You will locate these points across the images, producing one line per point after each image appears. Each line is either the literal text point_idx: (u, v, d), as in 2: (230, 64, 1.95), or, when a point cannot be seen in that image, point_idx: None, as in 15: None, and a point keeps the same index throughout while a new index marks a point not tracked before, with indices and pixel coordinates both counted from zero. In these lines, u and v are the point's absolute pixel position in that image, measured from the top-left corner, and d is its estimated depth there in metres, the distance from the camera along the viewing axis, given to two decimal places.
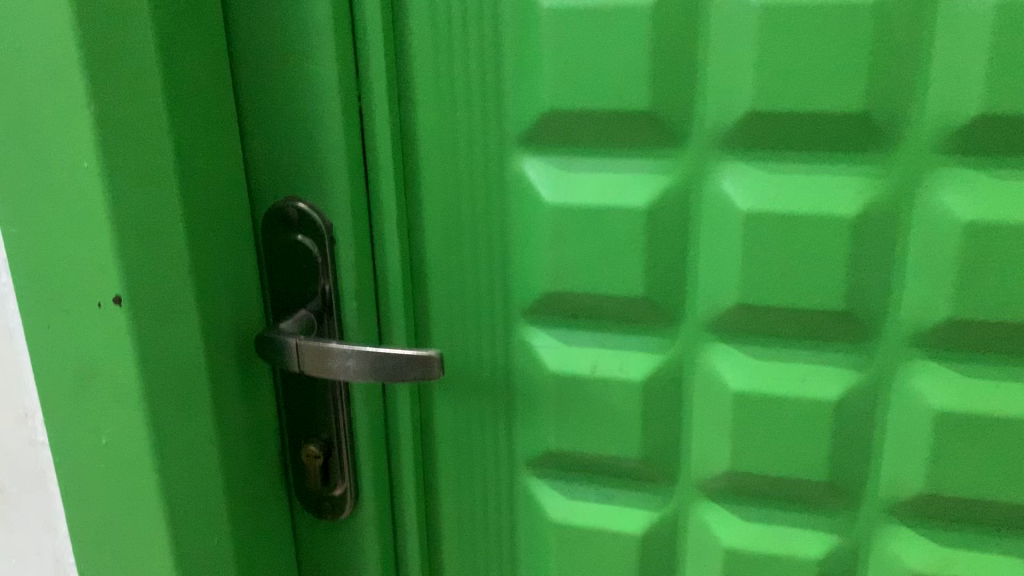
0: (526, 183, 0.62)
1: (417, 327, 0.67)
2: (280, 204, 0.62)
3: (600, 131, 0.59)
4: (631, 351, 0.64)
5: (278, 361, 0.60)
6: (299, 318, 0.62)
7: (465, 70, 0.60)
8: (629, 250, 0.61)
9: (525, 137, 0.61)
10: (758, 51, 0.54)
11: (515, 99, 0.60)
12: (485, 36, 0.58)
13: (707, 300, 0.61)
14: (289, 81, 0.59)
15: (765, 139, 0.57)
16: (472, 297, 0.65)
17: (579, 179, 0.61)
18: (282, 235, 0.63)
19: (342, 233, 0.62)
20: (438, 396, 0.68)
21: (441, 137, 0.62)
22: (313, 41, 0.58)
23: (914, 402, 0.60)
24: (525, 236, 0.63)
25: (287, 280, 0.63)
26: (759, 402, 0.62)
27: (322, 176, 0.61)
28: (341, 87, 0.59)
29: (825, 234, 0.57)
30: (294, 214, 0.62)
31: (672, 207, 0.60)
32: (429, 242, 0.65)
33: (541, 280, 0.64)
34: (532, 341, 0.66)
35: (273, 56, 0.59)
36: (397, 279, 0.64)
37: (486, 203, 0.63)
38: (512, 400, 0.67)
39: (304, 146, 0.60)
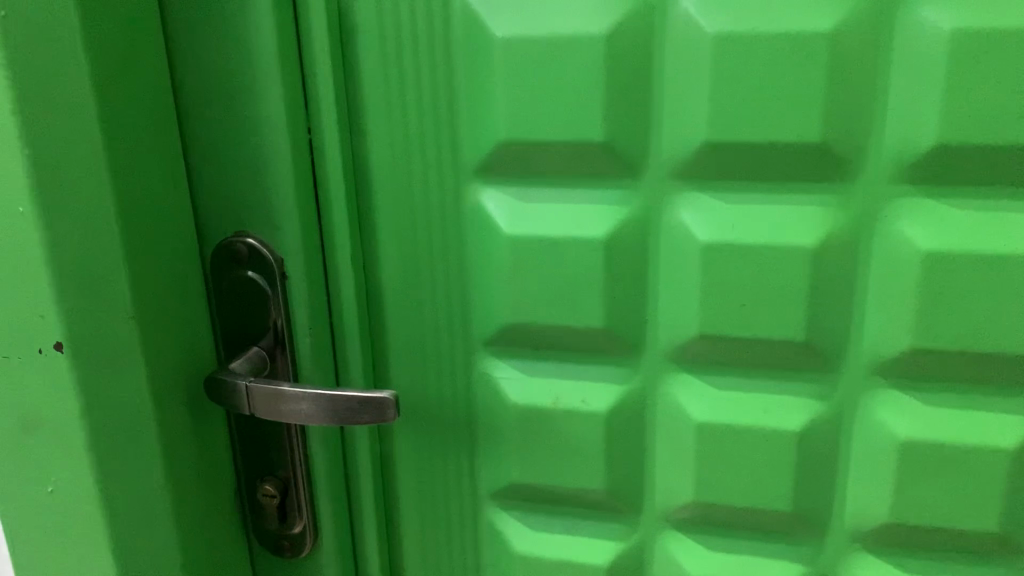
0: (483, 215, 0.60)
1: (375, 361, 0.66)
2: (229, 238, 0.60)
3: (557, 162, 0.58)
4: (593, 383, 0.63)
5: (229, 404, 0.58)
6: (251, 357, 0.60)
7: (418, 102, 0.58)
8: (589, 282, 0.60)
9: (481, 169, 0.59)
10: (714, 83, 0.54)
11: (469, 130, 0.58)
12: (437, 67, 0.57)
13: (669, 331, 0.60)
14: (236, 114, 0.57)
15: (724, 169, 0.56)
16: (431, 330, 0.64)
17: (537, 211, 0.60)
18: (232, 270, 0.61)
19: (295, 268, 0.60)
20: (399, 430, 0.67)
21: (395, 169, 0.60)
22: (260, 74, 0.56)
23: (877, 432, 0.59)
24: (483, 268, 0.62)
25: (238, 317, 0.62)
26: (723, 433, 0.62)
27: (273, 210, 0.59)
28: (291, 120, 0.57)
29: (787, 265, 0.56)
30: (243, 250, 0.60)
31: (632, 239, 0.59)
32: (386, 275, 0.63)
33: (500, 312, 0.63)
34: (492, 374, 0.64)
35: (218, 89, 0.57)
36: (353, 313, 0.63)
37: (442, 235, 0.61)
38: (474, 433, 0.66)
39: (253, 181, 0.59)
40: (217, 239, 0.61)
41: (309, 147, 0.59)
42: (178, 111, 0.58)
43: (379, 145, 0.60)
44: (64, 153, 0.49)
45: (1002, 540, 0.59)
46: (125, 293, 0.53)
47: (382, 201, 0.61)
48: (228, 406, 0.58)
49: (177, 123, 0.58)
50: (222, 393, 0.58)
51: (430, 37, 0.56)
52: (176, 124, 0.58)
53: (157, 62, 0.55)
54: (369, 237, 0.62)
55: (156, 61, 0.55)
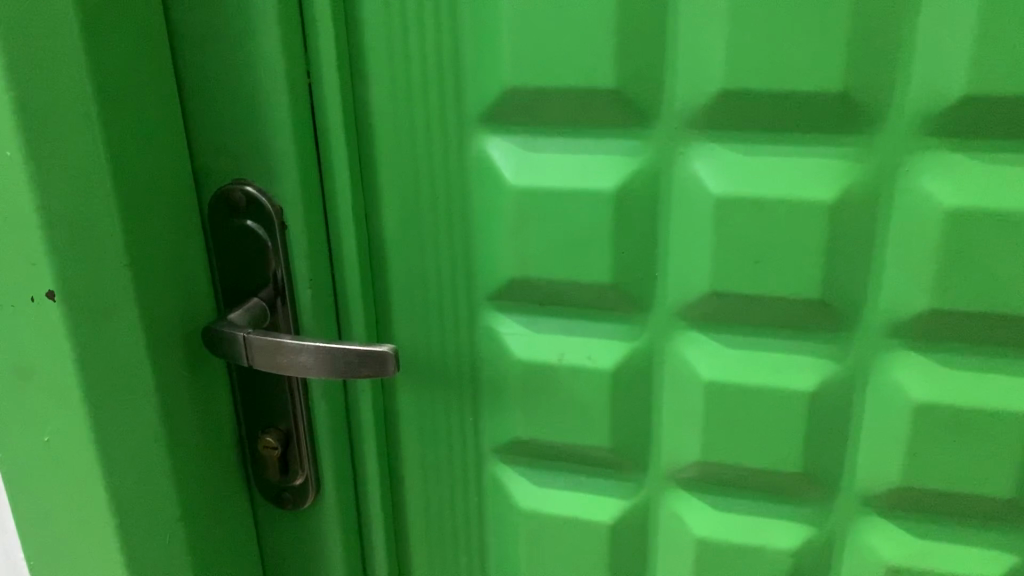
0: (488, 165, 0.58)
1: (378, 312, 0.65)
2: (228, 185, 0.59)
3: (565, 109, 0.56)
4: (600, 339, 0.62)
5: (227, 353, 0.57)
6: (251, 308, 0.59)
7: (421, 44, 0.56)
8: (597, 236, 0.58)
9: (486, 116, 0.57)
10: (730, 28, 0.51)
11: (474, 74, 0.56)
12: (441, 7, 0.55)
13: (678, 286, 0.59)
14: (232, 55, 0.55)
15: (739, 119, 0.53)
16: (434, 282, 0.63)
17: (544, 161, 0.57)
18: (231, 218, 0.59)
19: (295, 217, 0.59)
20: (402, 383, 0.66)
21: (398, 115, 0.58)
22: (256, 13, 0.54)
23: (891, 394, 0.58)
24: (487, 219, 0.60)
25: (237, 268, 0.60)
26: (731, 393, 0.60)
27: (271, 158, 0.57)
28: (289, 62, 0.55)
29: (802, 221, 0.54)
30: (241, 198, 0.58)
31: (640, 191, 0.57)
32: (388, 224, 0.62)
33: (505, 264, 0.61)
34: (498, 328, 0.63)
35: (213, 29, 0.55)
36: (355, 263, 0.62)
37: (447, 184, 0.60)
38: (478, 387, 0.65)
39: (249, 125, 0.57)
40: (215, 185, 0.59)
41: (308, 91, 0.57)
42: (173, 51, 0.56)
43: (381, 89, 0.58)
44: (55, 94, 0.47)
45: (1016, 507, 0.58)
46: (118, 241, 0.52)
47: (384, 148, 0.59)
48: (226, 356, 0.57)
49: (172, 66, 0.56)
50: (221, 342, 0.57)
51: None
52: (170, 65, 0.56)
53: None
54: (371, 185, 0.61)
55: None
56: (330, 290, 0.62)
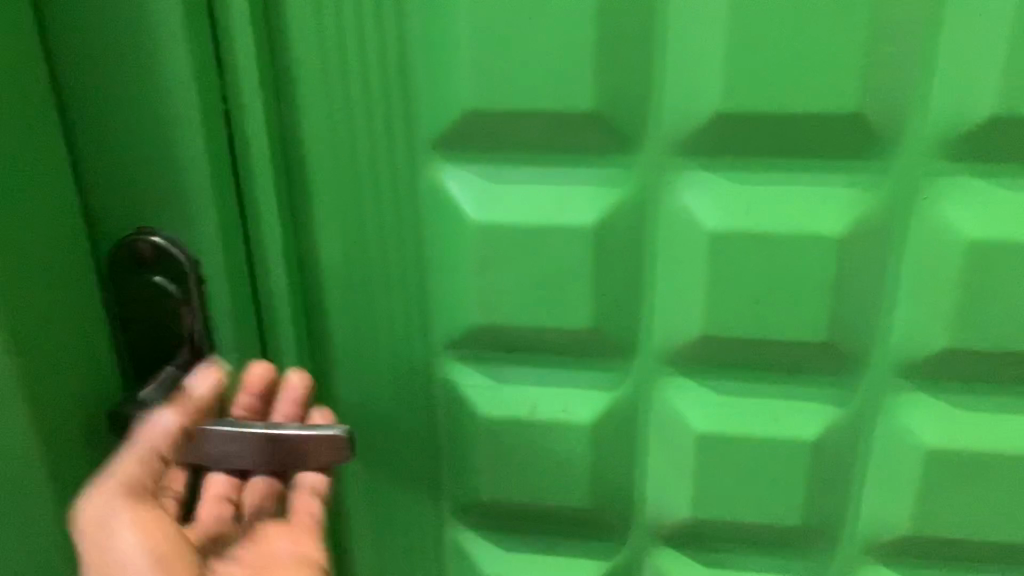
0: (444, 197, 0.50)
1: (316, 367, 0.56)
2: (130, 235, 0.48)
3: (535, 133, 0.48)
4: (576, 388, 0.54)
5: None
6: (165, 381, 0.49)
7: (362, 58, 0.47)
8: (573, 277, 0.51)
9: (440, 143, 0.49)
10: (730, 41, 0.44)
11: (426, 92, 0.47)
12: (385, 12, 0.46)
13: (666, 330, 0.52)
14: (129, 71, 0.45)
15: (737, 143, 0.47)
16: (382, 333, 0.54)
17: (509, 192, 0.50)
18: (133, 273, 0.49)
19: (215, 265, 0.49)
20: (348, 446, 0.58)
21: (334, 141, 0.49)
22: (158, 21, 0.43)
23: (901, 439, 0.52)
24: (444, 259, 0.52)
25: (144, 337, 0.49)
26: (726, 444, 0.54)
27: (182, 199, 0.48)
28: (201, 81, 0.45)
29: (808, 256, 0.48)
30: (147, 250, 0.48)
31: (622, 227, 0.49)
32: (325, 269, 0.52)
33: (466, 310, 0.53)
34: (458, 380, 0.55)
35: (102, 40, 0.44)
36: (288, 313, 0.53)
37: (395, 222, 0.51)
38: (436, 445, 0.57)
39: (155, 157, 0.47)
40: (113, 232, 0.49)
41: (225, 115, 0.47)
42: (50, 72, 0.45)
43: (312, 110, 0.48)
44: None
45: None
46: (1, 315, 0.41)
47: (318, 181, 0.50)
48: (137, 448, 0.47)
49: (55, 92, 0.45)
50: (129, 431, 0.47)
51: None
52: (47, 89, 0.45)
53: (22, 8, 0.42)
54: (304, 224, 0.51)
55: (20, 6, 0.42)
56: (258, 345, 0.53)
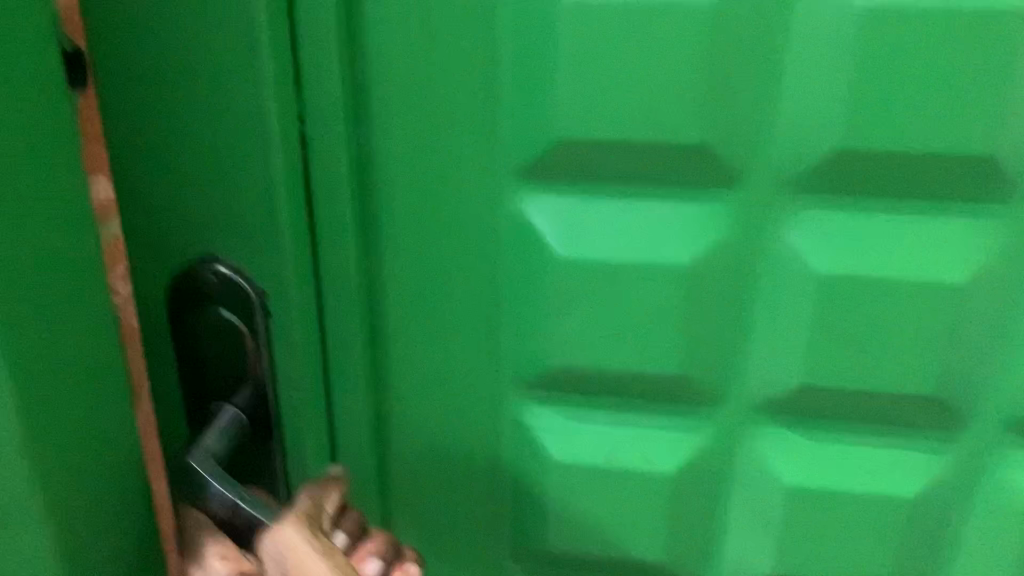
0: (528, 231, 0.47)
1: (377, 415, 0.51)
2: (191, 266, 0.45)
3: (633, 166, 0.44)
4: (658, 438, 0.51)
5: (196, 500, 0.44)
6: (226, 425, 0.46)
7: (450, 86, 0.43)
8: (665, 320, 0.47)
9: (528, 173, 0.45)
10: (853, 75, 0.41)
11: (517, 125, 0.44)
12: (479, 38, 0.42)
13: (760, 378, 0.48)
14: (194, 91, 0.42)
15: (853, 184, 0.43)
16: (452, 377, 0.50)
17: (599, 227, 0.46)
18: (194, 307, 0.46)
19: (285, 298, 0.46)
20: (407, 496, 0.54)
21: (415, 173, 0.45)
22: (237, 37, 0.40)
23: (1004, 497, 0.49)
24: (524, 298, 0.48)
25: (205, 370, 0.47)
26: (817, 498, 0.51)
27: (253, 229, 0.44)
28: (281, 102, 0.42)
29: (920, 304, 0.45)
30: (212, 282, 0.45)
31: (721, 270, 0.46)
32: (394, 308, 0.49)
33: (544, 354, 0.49)
34: (532, 428, 0.51)
35: (165, 54, 0.41)
36: (355, 353, 0.49)
37: (474, 258, 0.47)
38: (502, 497, 0.53)
39: (220, 185, 0.43)
40: (171, 261, 0.45)
41: (300, 141, 0.44)
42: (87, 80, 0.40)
43: (394, 141, 0.45)
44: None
45: None
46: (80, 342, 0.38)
47: (394, 215, 0.46)
48: (193, 502, 0.44)
49: (121, 113, 0.42)
50: (192, 484, 0.44)
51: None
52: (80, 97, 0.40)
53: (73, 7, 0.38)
54: (376, 261, 0.48)
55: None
56: (319, 387, 0.49)
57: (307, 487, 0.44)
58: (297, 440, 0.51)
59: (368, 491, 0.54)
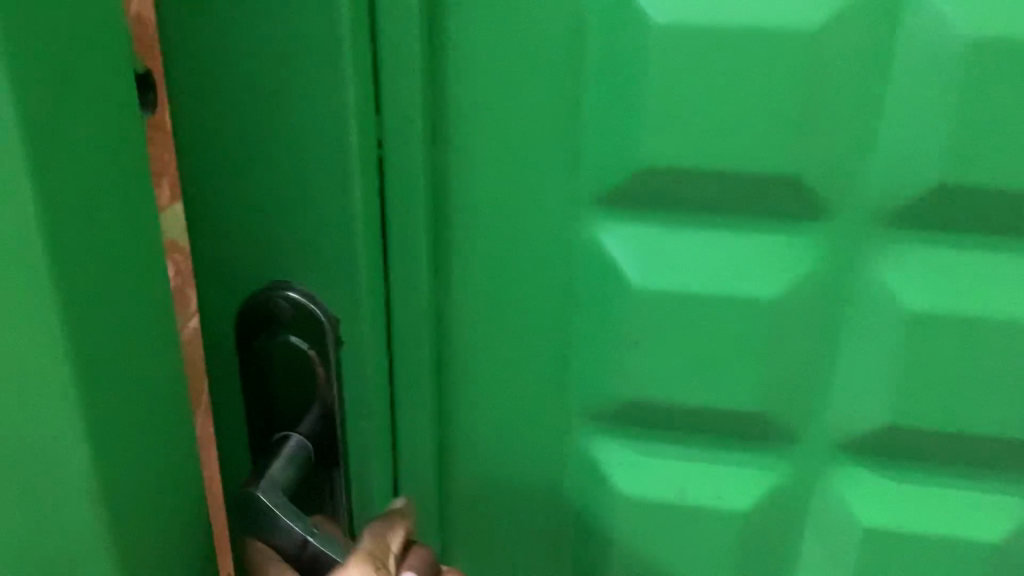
0: (606, 261, 0.45)
1: (441, 441, 0.51)
2: (264, 291, 0.44)
3: (720, 196, 0.43)
4: (731, 475, 0.50)
5: (267, 536, 0.42)
6: (293, 454, 0.45)
7: (534, 117, 0.42)
8: (745, 355, 0.46)
9: (608, 202, 0.44)
10: (960, 108, 0.39)
11: (601, 158, 0.43)
12: (566, 70, 0.41)
13: (841, 416, 0.47)
14: (269, 120, 0.40)
15: (949, 220, 0.42)
16: (523, 402, 0.49)
17: (681, 259, 0.44)
18: (265, 334, 0.45)
19: (357, 325, 0.45)
20: (471, 518, 0.53)
21: (493, 203, 0.44)
22: (316, 70, 0.39)
23: None
24: (599, 329, 0.47)
25: (274, 393, 0.46)
26: (894, 540, 0.49)
27: (326, 253, 0.43)
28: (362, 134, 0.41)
29: (1015, 345, 0.43)
30: (283, 307, 0.44)
31: (806, 305, 0.44)
32: (465, 337, 0.48)
33: (618, 389, 0.48)
34: (600, 460, 0.50)
35: (240, 83, 0.39)
36: (424, 381, 0.48)
37: (548, 286, 0.46)
38: (568, 524, 0.52)
39: (294, 214, 0.42)
40: (243, 287, 0.45)
41: (379, 170, 0.43)
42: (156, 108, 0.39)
43: (473, 171, 0.43)
44: (45, 150, 0.28)
45: None
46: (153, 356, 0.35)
47: (470, 244, 0.45)
48: (262, 537, 0.42)
49: (196, 133, 0.40)
50: (260, 518, 0.42)
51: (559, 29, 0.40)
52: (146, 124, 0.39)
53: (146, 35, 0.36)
54: (450, 289, 0.47)
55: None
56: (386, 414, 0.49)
57: (371, 521, 0.42)
58: (362, 469, 0.50)
59: (431, 518, 0.53)
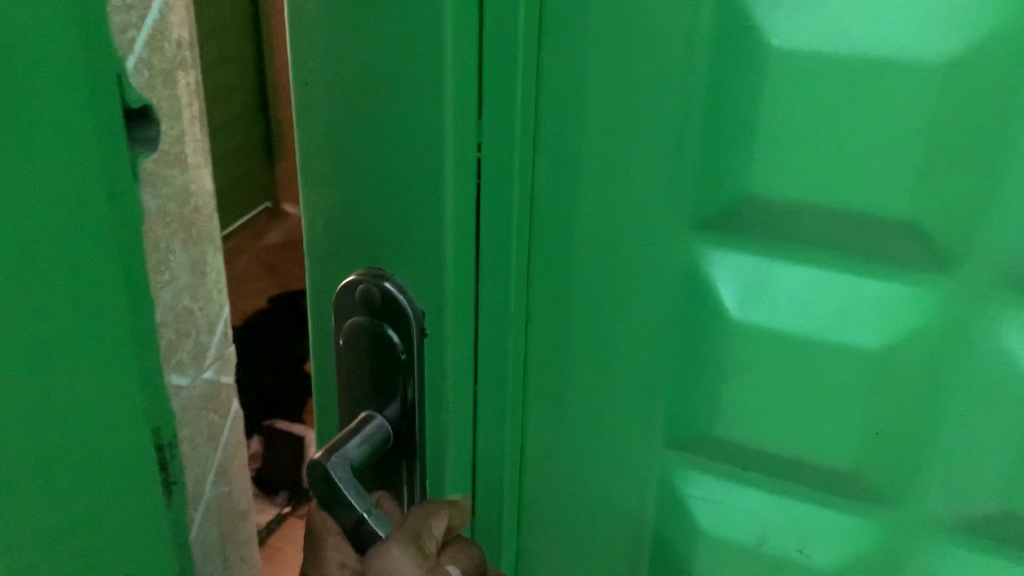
0: (705, 285, 0.43)
1: (524, 449, 0.51)
2: (360, 278, 0.44)
3: (830, 232, 0.39)
4: (817, 531, 0.46)
5: (335, 502, 0.42)
6: (373, 435, 0.45)
7: (640, 139, 0.41)
8: (843, 402, 0.43)
9: (709, 225, 0.41)
10: None
11: (710, 186, 0.40)
12: (677, 91, 0.39)
13: (946, 486, 0.43)
14: (378, 120, 0.41)
15: None
16: (604, 417, 0.48)
17: (781, 295, 0.41)
18: (357, 316, 0.45)
19: (440, 330, 0.45)
20: (546, 533, 0.53)
21: (594, 220, 0.43)
22: (419, 77, 0.39)
23: None
24: (690, 354, 0.45)
25: (363, 376, 0.46)
26: None
27: (416, 248, 0.43)
28: (454, 151, 0.40)
29: None
30: (378, 295, 0.44)
31: (915, 361, 0.41)
32: (557, 350, 0.47)
33: (709, 424, 0.46)
34: (681, 489, 0.48)
35: (354, 79, 0.40)
36: (511, 384, 0.48)
37: (641, 303, 0.44)
38: (642, 549, 0.51)
39: (392, 208, 0.42)
40: (346, 272, 0.46)
41: (473, 183, 0.42)
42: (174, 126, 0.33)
43: (578, 185, 0.43)
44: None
45: None
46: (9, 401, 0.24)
47: (567, 258, 0.45)
48: (329, 503, 0.42)
49: (311, 116, 0.42)
50: (332, 492, 0.42)
51: (671, 51, 0.38)
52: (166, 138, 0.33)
53: (158, 50, 0.31)
54: (545, 301, 0.46)
55: (154, 38, 0.31)
56: (467, 422, 0.48)
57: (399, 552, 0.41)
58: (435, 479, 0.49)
59: (504, 524, 0.53)
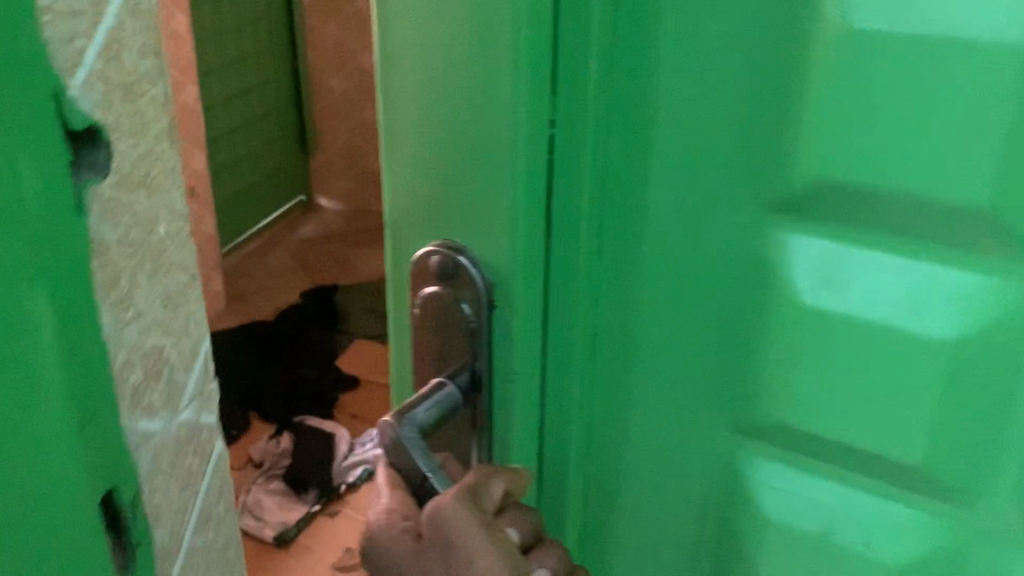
0: (779, 266, 0.40)
1: (591, 428, 0.49)
2: (434, 250, 0.42)
3: (912, 214, 0.36)
4: (887, 527, 0.43)
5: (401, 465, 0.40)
6: (441, 401, 0.42)
7: (718, 99, 0.38)
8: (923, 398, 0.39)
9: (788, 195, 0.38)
10: None
11: (773, 174, 0.38)
12: (751, 70, 0.37)
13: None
14: (460, 98, 0.39)
15: None
16: (677, 390, 0.46)
17: (859, 283, 0.38)
18: (433, 287, 0.43)
19: (507, 296, 0.42)
20: (614, 519, 0.51)
21: (666, 198, 0.41)
22: (491, 51, 0.37)
23: None
24: (765, 334, 0.42)
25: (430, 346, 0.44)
26: None
27: (484, 203, 0.40)
28: (520, 133, 0.38)
29: None
30: (450, 265, 0.42)
31: (995, 355, 0.37)
32: (620, 338, 0.46)
33: (776, 429, 0.43)
34: (747, 474, 0.46)
35: (439, 60, 0.39)
36: (582, 377, 0.47)
37: (716, 273, 0.42)
38: (711, 531, 0.49)
39: (461, 162, 0.40)
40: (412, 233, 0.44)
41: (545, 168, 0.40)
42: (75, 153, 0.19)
43: (651, 170, 0.41)
44: None
45: None
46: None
47: (636, 241, 0.43)
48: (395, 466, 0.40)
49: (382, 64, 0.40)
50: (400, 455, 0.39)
51: (745, 25, 0.36)
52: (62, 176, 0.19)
53: (115, 61, 0.20)
54: (608, 289, 0.45)
55: (108, 45, 0.20)
56: (535, 421, 0.47)
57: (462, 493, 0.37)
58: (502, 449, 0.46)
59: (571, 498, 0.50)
